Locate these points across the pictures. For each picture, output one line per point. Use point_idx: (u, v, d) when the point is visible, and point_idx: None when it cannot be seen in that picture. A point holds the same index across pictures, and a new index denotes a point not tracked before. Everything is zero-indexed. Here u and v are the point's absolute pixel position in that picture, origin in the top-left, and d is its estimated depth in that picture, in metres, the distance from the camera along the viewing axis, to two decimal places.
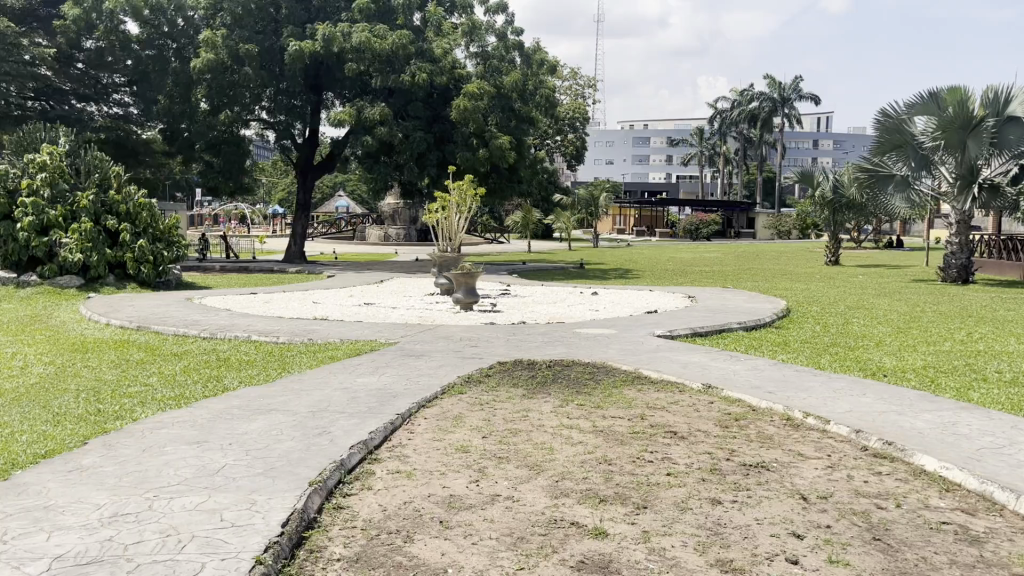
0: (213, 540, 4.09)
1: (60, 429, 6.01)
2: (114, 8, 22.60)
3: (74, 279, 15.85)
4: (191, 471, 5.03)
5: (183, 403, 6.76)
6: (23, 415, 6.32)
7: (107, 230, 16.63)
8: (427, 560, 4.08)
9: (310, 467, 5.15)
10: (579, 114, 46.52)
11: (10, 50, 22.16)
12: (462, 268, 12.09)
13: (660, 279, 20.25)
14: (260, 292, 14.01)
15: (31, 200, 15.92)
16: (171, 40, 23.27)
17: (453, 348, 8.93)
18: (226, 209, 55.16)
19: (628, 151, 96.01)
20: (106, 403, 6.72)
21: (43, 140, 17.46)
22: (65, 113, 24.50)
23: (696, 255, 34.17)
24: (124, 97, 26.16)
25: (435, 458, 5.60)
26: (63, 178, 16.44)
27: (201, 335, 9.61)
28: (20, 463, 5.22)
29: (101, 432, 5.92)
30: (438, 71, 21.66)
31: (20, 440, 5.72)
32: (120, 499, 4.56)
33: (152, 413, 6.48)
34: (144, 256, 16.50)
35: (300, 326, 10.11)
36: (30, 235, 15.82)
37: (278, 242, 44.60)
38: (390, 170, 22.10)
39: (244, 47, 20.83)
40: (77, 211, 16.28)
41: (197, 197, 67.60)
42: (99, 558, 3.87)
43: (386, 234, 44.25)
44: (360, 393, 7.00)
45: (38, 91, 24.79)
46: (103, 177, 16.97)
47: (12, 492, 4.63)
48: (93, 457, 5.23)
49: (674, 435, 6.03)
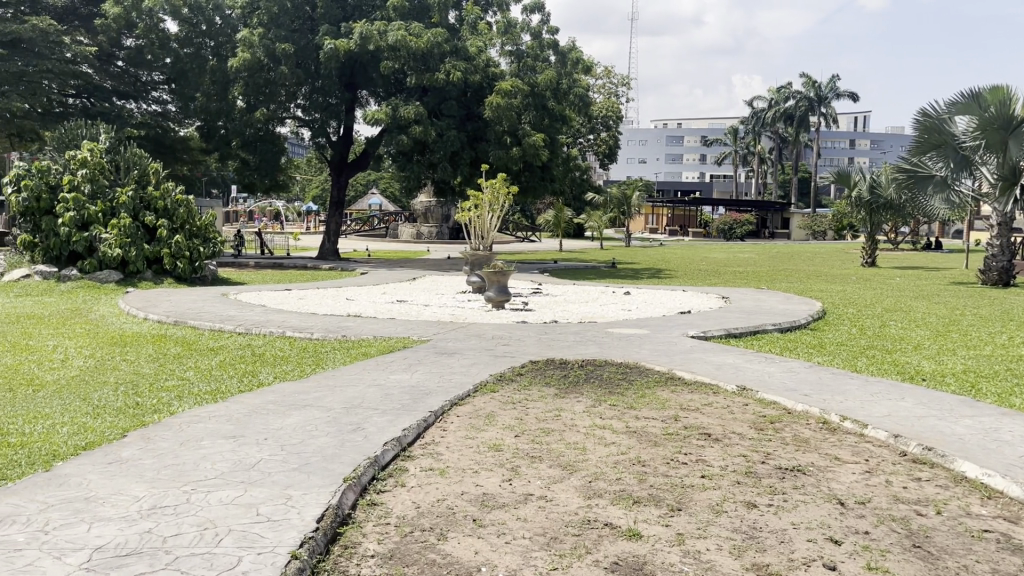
0: (250, 534, 4.13)
1: (100, 421, 6.12)
2: (154, 8, 22.95)
3: (113, 274, 16.11)
4: (227, 465, 5.08)
5: (218, 398, 6.85)
6: (64, 407, 6.45)
7: (146, 226, 16.90)
8: (460, 558, 4.09)
9: (344, 463, 5.18)
10: (613, 112, 46.32)
11: (52, 48, 22.64)
12: (493, 266, 12.10)
13: (693, 279, 20.09)
14: (294, 289, 14.12)
15: (72, 196, 16.20)
16: (208, 39, 23.63)
17: (486, 347, 8.94)
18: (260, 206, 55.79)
19: (661, 150, 95.41)
20: (145, 397, 6.82)
21: (84, 137, 17.76)
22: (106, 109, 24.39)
23: (730, 256, 33.86)
24: (162, 95, 26.47)
25: (468, 456, 5.60)
26: (103, 174, 16.74)
27: (236, 330, 9.72)
28: (61, 454, 5.32)
29: (140, 425, 6.01)
30: (472, 70, 21.71)
31: (62, 432, 5.82)
32: (158, 492, 4.63)
33: (189, 407, 6.56)
34: (180, 251, 16.74)
35: (333, 323, 10.18)
36: (71, 230, 16.09)
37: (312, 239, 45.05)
38: (423, 169, 22.12)
39: (280, 46, 21.04)
40: (116, 207, 16.56)
41: (232, 195, 68.51)
42: (138, 550, 3.93)
43: (418, 232, 44.41)
44: (393, 390, 7.03)
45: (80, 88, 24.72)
46: (142, 173, 17.29)
47: (53, 483, 4.71)
48: (132, 450, 5.32)
49: (708, 437, 5.97)
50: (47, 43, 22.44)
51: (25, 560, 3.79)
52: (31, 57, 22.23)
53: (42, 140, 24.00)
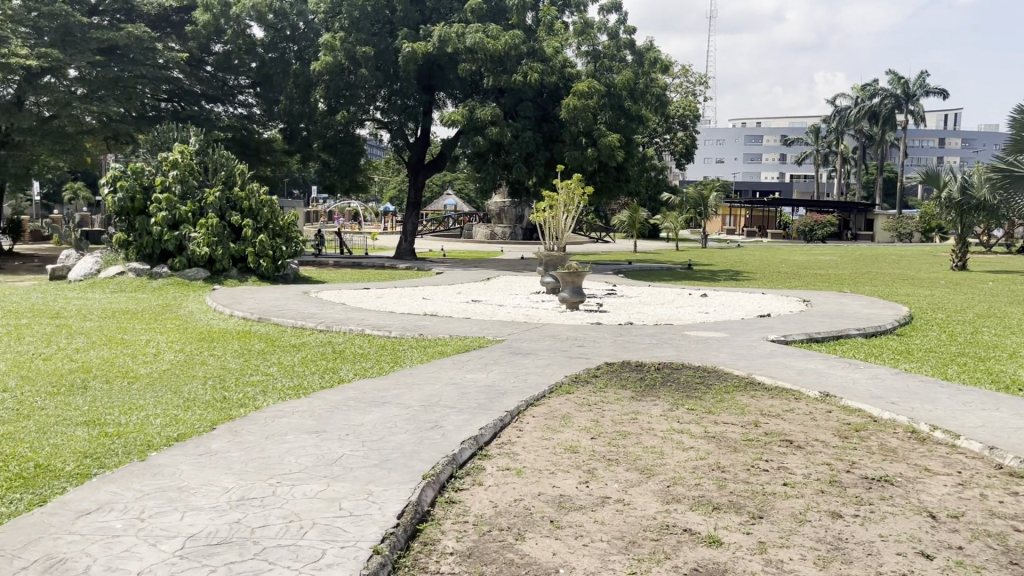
0: (333, 528, 4.23)
1: (190, 414, 6.35)
2: (241, 14, 23.68)
3: (201, 271, 16.68)
4: (310, 460, 5.22)
5: (301, 393, 7.03)
6: (157, 399, 6.72)
7: (232, 225, 17.47)
8: (539, 559, 4.10)
9: (423, 461, 5.25)
10: (691, 111, 45.70)
11: (146, 54, 23.52)
12: (569, 267, 12.09)
13: (772, 282, 19.68)
14: (371, 287, 14.38)
15: (164, 196, 16.90)
16: (293, 42, 24.18)
17: (561, 347, 8.94)
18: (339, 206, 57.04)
19: (739, 149, 93.69)
20: (231, 391, 7.06)
21: (175, 139, 18.44)
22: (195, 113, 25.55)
23: (811, 258, 33.00)
24: (248, 98, 27.29)
25: (545, 456, 5.61)
26: (192, 176, 17.36)
27: (317, 328, 9.95)
28: (155, 445, 5.55)
29: (227, 418, 6.22)
30: (549, 71, 21.73)
31: (155, 423, 6.07)
32: (245, 484, 4.78)
33: (273, 402, 6.76)
34: (264, 250, 17.22)
35: (410, 322, 10.32)
36: (163, 229, 16.76)
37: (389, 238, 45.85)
38: (498, 169, 22.22)
39: (361, 50, 21.46)
40: (205, 207, 17.18)
41: (313, 195, 70.25)
42: (229, 539, 4.06)
43: (492, 233, 44.69)
44: (469, 389, 7.09)
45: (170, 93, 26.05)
46: (229, 174, 17.87)
47: (148, 472, 4.92)
48: (221, 442, 5.50)
49: (790, 444, 5.84)
50: (142, 49, 23.43)
51: (124, 545, 3.96)
52: (126, 63, 23.32)
53: (136, 142, 25.07)
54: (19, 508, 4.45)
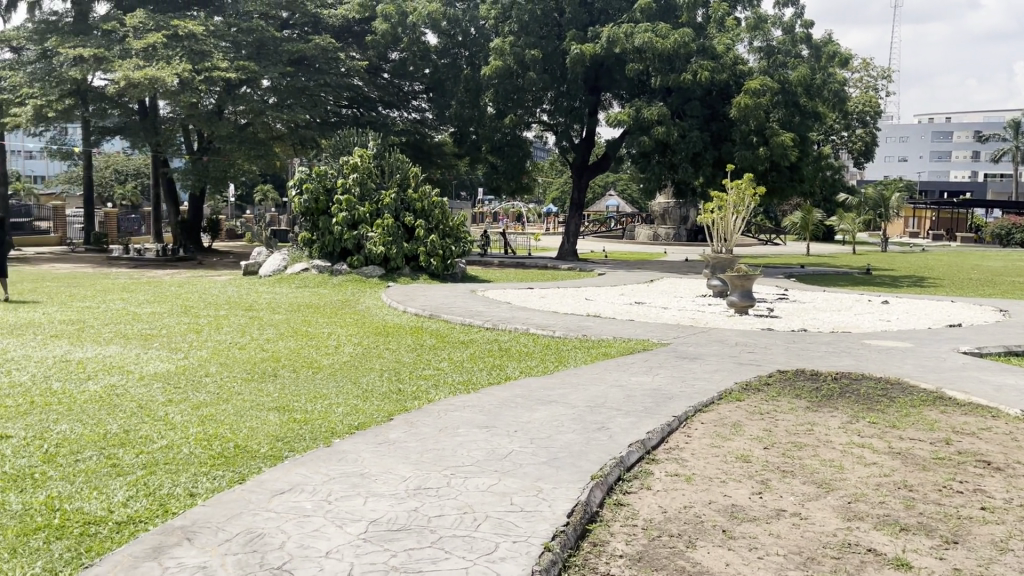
0: (505, 522, 4.33)
1: (369, 404, 6.70)
2: (417, 22, 24.68)
3: (377, 269, 17.52)
4: (482, 454, 5.36)
5: (471, 388, 7.23)
6: (339, 389, 7.14)
7: (406, 226, 18.27)
8: (711, 569, 4.01)
9: (592, 461, 5.27)
10: (872, 107, 43.14)
11: (330, 63, 25.06)
12: (738, 270, 11.75)
13: (964, 289, 18.21)
14: (536, 287, 14.60)
15: (345, 198, 17.90)
16: (464, 48, 24.94)
17: (730, 353, 8.70)
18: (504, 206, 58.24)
19: (925, 147, 87.45)
20: (405, 384, 7.37)
21: (355, 144, 19.44)
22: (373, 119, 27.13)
23: (1008, 264, 30.25)
24: (422, 103, 28.45)
25: (715, 464, 5.48)
26: (370, 178, 18.26)
27: (484, 326, 10.21)
28: (338, 432, 5.89)
29: (402, 410, 6.51)
30: (719, 68, 21.19)
31: (337, 411, 6.44)
32: (422, 474, 4.98)
33: (445, 396, 6.99)
34: (434, 249, 17.90)
35: (575, 322, 10.38)
36: (343, 229, 17.77)
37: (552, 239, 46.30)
38: (664, 170, 21.92)
39: (530, 53, 21.80)
40: (381, 209, 18.04)
41: (479, 197, 72.17)
42: (407, 526, 4.25)
43: (655, 234, 44.16)
44: (636, 392, 7.05)
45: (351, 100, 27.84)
46: (403, 177, 18.66)
47: (334, 458, 5.23)
48: (399, 432, 5.77)
49: (988, 465, 5.39)
50: (327, 59, 24.94)
51: (314, 525, 4.23)
52: (313, 72, 24.92)
53: (319, 146, 26.70)
54: (221, 483, 4.86)
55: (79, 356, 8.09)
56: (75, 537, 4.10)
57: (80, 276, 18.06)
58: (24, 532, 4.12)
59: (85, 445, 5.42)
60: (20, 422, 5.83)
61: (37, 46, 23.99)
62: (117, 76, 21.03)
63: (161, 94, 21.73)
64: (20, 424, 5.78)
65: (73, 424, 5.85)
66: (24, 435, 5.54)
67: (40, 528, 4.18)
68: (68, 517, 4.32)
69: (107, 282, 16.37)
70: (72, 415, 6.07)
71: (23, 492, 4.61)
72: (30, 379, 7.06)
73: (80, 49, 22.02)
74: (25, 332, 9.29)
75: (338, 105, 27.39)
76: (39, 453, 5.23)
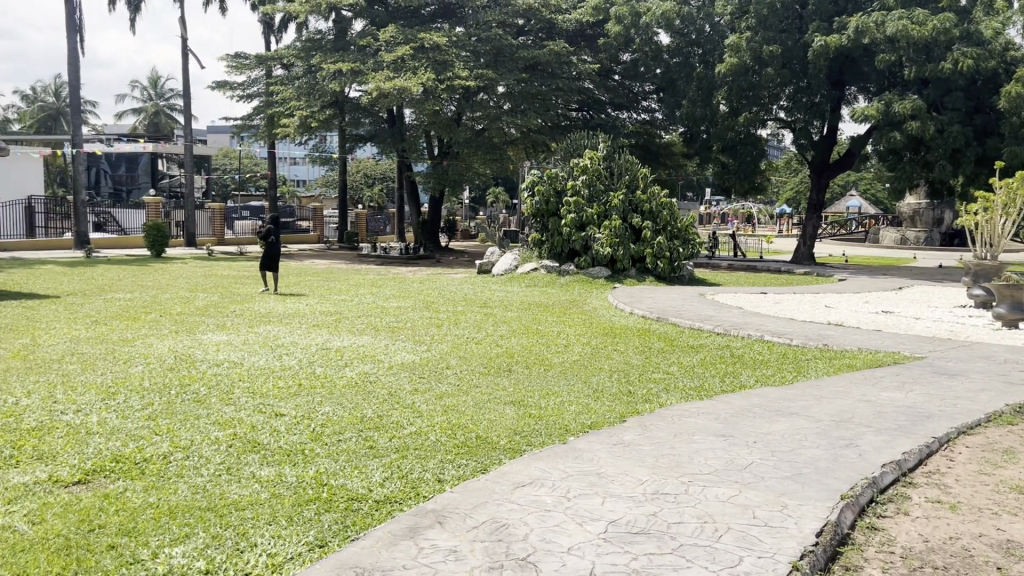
0: (748, 535, 4.17)
1: (600, 404, 6.74)
2: (650, 22, 24.55)
3: (603, 270, 17.65)
4: (720, 463, 5.22)
5: (703, 395, 7.06)
6: (570, 387, 7.25)
7: (633, 227, 18.23)
8: None
9: (841, 480, 4.94)
10: None
11: (563, 67, 25.62)
12: (1007, 279, 10.60)
13: None
14: (770, 292, 14.00)
15: (574, 200, 18.14)
16: (697, 46, 24.43)
17: (998, 371, 7.82)
18: (734, 208, 56.44)
19: None
20: (636, 386, 7.34)
21: (586, 146, 19.58)
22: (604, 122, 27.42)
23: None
24: (652, 103, 28.29)
25: (985, 494, 4.95)
26: (599, 180, 18.39)
27: (715, 331, 9.93)
28: (572, 430, 5.98)
29: (635, 412, 6.48)
30: (986, 56, 19.22)
31: (570, 409, 6.54)
32: (659, 479, 4.93)
33: (677, 401, 6.88)
34: (661, 251, 17.71)
35: (813, 331, 9.81)
36: (572, 230, 18.08)
37: (785, 241, 44.14)
38: (916, 168, 20.36)
39: (767, 49, 21.03)
40: (610, 210, 18.08)
41: (707, 199, 70.44)
42: (647, 530, 4.22)
43: (903, 237, 40.78)
44: (887, 408, 6.53)
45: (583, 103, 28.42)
46: (633, 178, 18.57)
47: (569, 455, 5.31)
48: (633, 435, 5.75)
49: None
50: (559, 64, 25.47)
51: (555, 520, 4.31)
52: (546, 78, 25.64)
53: (550, 149, 27.39)
54: (466, 472, 5.09)
55: (337, 345, 8.86)
56: (341, 511, 4.47)
57: (336, 272, 19.77)
58: (298, 502, 4.56)
59: (346, 427, 5.90)
60: (291, 401, 6.47)
61: (304, 63, 26.55)
62: (370, 87, 22.77)
63: (407, 103, 23.25)
64: (292, 404, 6.42)
65: (335, 407, 6.40)
66: (295, 414, 6.14)
67: (311, 499, 4.60)
68: (334, 492, 4.72)
69: (359, 278, 17.79)
70: (333, 398, 6.64)
71: (296, 466, 5.10)
72: (298, 364, 7.82)
73: (339, 63, 24.10)
74: (292, 322, 10.31)
75: (568, 108, 28.42)
76: (308, 431, 5.77)
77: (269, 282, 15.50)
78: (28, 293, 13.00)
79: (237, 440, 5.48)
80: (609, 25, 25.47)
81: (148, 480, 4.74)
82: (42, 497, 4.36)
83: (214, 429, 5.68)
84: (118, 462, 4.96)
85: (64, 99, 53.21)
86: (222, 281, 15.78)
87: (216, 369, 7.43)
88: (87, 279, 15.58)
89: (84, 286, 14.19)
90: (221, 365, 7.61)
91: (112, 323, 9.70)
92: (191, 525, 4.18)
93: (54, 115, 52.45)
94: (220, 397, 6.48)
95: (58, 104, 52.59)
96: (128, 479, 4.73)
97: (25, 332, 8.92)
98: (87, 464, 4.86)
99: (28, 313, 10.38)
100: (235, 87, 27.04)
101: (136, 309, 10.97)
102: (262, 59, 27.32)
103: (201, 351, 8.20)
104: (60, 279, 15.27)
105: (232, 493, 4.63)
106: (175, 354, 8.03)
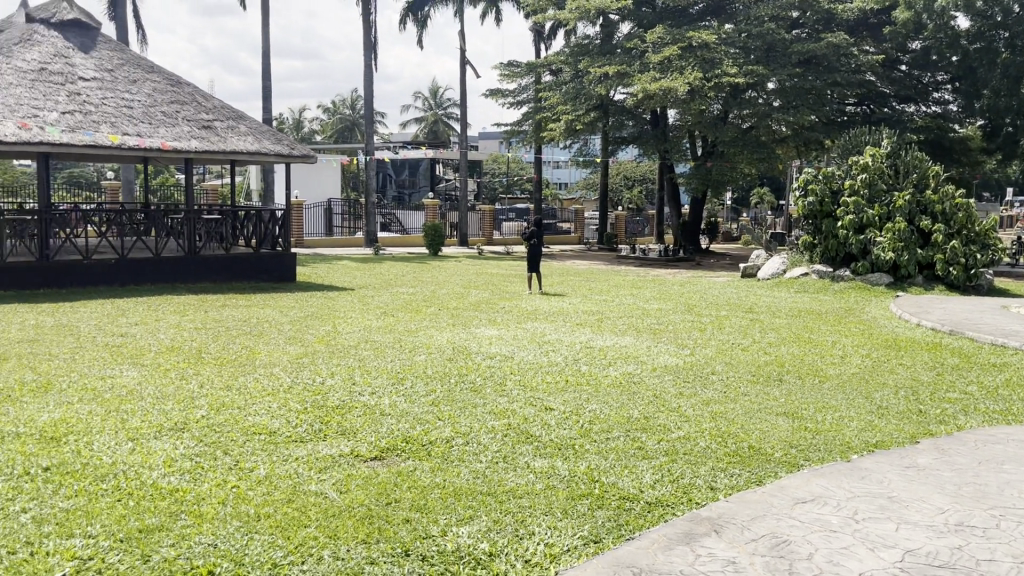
0: None
1: (886, 421, 6.21)
2: (947, 6, 22.31)
3: (884, 277, 16.21)
4: None
5: (1011, 420, 6.25)
6: (850, 401, 6.75)
7: (921, 230, 16.70)
8: None
9: None
10: None
11: (842, 60, 24.08)
12: None
13: None
14: None
15: (852, 200, 16.96)
16: (1004, 29, 22.02)
17: None
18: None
19: None
20: (927, 405, 6.67)
21: (867, 142, 18.15)
22: (887, 116, 25.53)
23: None
24: (945, 94, 25.70)
25: None
26: (882, 178, 17.08)
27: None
28: (855, 448, 5.56)
29: (927, 433, 5.89)
30: None
31: (851, 425, 6.08)
32: (963, 509, 4.43)
33: (978, 424, 6.15)
34: (955, 257, 16.11)
35: None
36: (850, 232, 16.83)
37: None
38: None
39: None
40: (893, 211, 16.70)
41: (1007, 201, 62.74)
42: (951, 565, 3.80)
43: None
44: None
45: (861, 97, 26.22)
46: (921, 176, 17.02)
47: (855, 475, 4.93)
48: (929, 458, 5.23)
49: None
50: (838, 56, 23.90)
51: (843, 543, 4.02)
52: (823, 72, 24.07)
53: (824, 148, 25.69)
54: (739, 482, 4.92)
55: (601, 344, 8.98)
56: (614, 509, 4.49)
57: (597, 272, 20.08)
58: (572, 495, 4.64)
59: (613, 426, 5.94)
60: (560, 397, 6.63)
61: (571, 68, 27.18)
62: (637, 89, 22.91)
63: (672, 103, 23.01)
64: (560, 399, 6.58)
65: (602, 405, 6.47)
66: (564, 409, 6.29)
67: (584, 494, 4.66)
68: (606, 489, 4.74)
69: (620, 278, 17.92)
70: (600, 396, 6.72)
71: (568, 460, 5.19)
72: (564, 361, 8.01)
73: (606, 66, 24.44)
74: (558, 320, 10.61)
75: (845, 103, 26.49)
76: (577, 427, 5.87)
77: (534, 280, 16.07)
78: (329, 286, 14.56)
79: (511, 431, 5.71)
80: (898, 11, 23.40)
81: (434, 461, 5.06)
82: (346, 468, 4.81)
83: (490, 419, 5.97)
84: (407, 443, 5.35)
85: (359, 111, 58.92)
86: (493, 279, 16.63)
87: (490, 362, 7.82)
88: (376, 274, 17.14)
89: (374, 280, 15.62)
90: (494, 358, 8.00)
91: (399, 315, 10.57)
92: (474, 508, 4.40)
93: (350, 126, 58.48)
94: (494, 389, 6.80)
95: (353, 115, 58.34)
96: (417, 459, 5.09)
97: (328, 319, 9.99)
98: (381, 442, 5.30)
99: (329, 303, 11.61)
100: (506, 94, 28.36)
101: (419, 303, 11.88)
102: (532, 67, 28.46)
103: (476, 344, 8.69)
104: (354, 274, 16.95)
105: (509, 481, 4.81)
106: (452, 345, 8.57)
